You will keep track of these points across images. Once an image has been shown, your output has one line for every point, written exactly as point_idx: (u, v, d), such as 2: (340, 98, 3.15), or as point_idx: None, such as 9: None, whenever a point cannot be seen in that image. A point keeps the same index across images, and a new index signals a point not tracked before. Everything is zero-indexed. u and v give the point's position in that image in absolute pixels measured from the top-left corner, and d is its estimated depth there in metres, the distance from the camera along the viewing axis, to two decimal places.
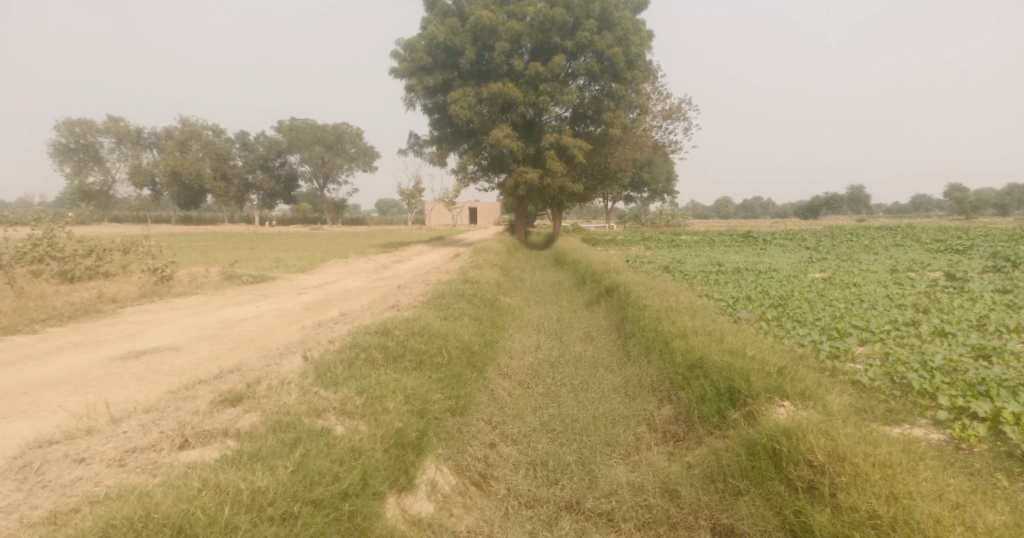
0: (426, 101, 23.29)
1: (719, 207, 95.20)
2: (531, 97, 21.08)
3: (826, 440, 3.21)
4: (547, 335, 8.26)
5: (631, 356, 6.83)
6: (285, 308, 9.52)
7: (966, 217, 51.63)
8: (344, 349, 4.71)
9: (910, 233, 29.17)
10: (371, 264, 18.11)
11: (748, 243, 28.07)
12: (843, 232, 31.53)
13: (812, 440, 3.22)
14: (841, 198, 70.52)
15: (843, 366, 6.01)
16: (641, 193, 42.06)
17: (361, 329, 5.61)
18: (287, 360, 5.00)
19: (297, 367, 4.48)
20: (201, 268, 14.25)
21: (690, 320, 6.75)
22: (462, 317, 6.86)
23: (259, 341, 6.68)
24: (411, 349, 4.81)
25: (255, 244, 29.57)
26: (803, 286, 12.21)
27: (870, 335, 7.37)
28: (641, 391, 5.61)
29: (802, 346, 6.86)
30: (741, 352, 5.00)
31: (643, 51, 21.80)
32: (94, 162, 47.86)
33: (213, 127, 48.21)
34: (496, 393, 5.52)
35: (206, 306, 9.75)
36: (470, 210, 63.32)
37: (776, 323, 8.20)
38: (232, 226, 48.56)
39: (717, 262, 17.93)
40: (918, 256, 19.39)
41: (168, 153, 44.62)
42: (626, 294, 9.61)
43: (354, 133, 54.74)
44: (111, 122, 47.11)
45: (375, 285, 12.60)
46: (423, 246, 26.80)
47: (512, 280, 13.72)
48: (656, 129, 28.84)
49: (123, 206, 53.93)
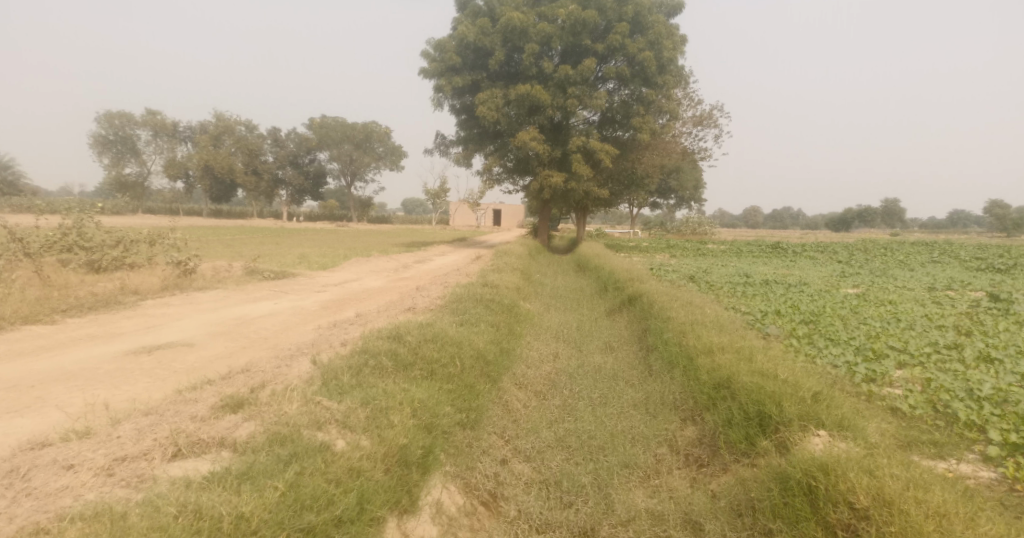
0: (453, 102, 23.22)
1: (747, 216, 93.57)
2: (559, 100, 20.84)
3: (869, 480, 2.92)
4: (566, 344, 8.01)
5: (653, 370, 6.55)
6: (303, 306, 9.46)
7: (1008, 234, 49.77)
8: (354, 355, 4.55)
9: (948, 250, 28.13)
10: (393, 264, 18.07)
11: (777, 254, 27.39)
12: (878, 246, 30.55)
13: (854, 480, 2.92)
14: (874, 211, 68.74)
15: (880, 390, 5.64)
16: (667, 200, 41.47)
17: (374, 333, 5.45)
18: (296, 363, 4.86)
19: (305, 372, 4.34)
20: (224, 261, 14.37)
21: (716, 336, 6.44)
22: (479, 323, 6.66)
23: (273, 341, 6.57)
24: (423, 356, 4.63)
25: (281, 239, 29.86)
26: (835, 301, 11.74)
27: (909, 357, 6.96)
28: (663, 409, 5.33)
29: (836, 367, 6.48)
30: (772, 373, 4.70)
31: (675, 56, 21.40)
32: (131, 154, 49.10)
33: (246, 122, 49.05)
34: (510, 405, 5.30)
35: (226, 301, 9.74)
36: (494, 211, 63.28)
37: (807, 341, 7.81)
38: (261, 220, 49.33)
39: (745, 273, 17.41)
40: (957, 274, 18.61)
41: (202, 147, 45.51)
42: (649, 304, 9.30)
43: (383, 132, 55.17)
44: (149, 116, 48.28)
45: (395, 285, 12.51)
46: (445, 246, 26.73)
47: (533, 284, 13.49)
48: (686, 135, 28.33)
49: (156, 198, 55.17)
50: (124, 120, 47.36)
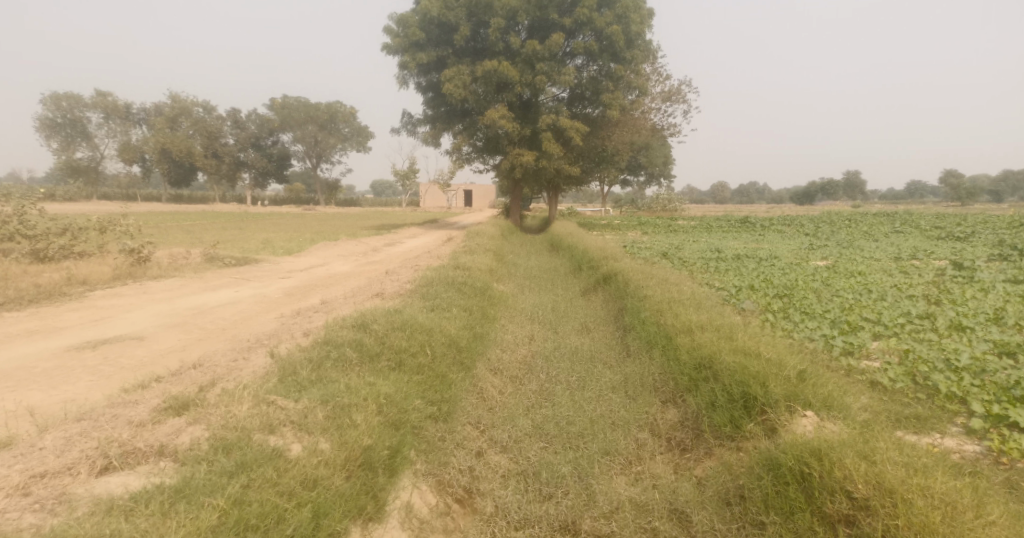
0: (419, 79, 22.56)
1: (715, 191, 94.69)
2: (528, 76, 20.40)
3: (866, 467, 2.78)
4: (541, 325, 7.81)
5: (631, 350, 6.39)
6: (265, 293, 9.02)
7: (963, 203, 51.40)
8: (316, 346, 4.23)
9: (910, 220, 28.79)
10: (362, 247, 17.57)
11: (745, 228, 27.65)
12: (842, 218, 31.08)
13: (850, 468, 2.78)
14: (837, 184, 70.34)
15: (858, 363, 5.59)
16: (638, 177, 41.53)
17: (339, 322, 5.13)
18: (254, 356, 4.52)
19: (262, 367, 4.01)
20: (182, 248, 13.69)
21: (694, 313, 6.30)
22: (450, 308, 6.39)
23: (231, 332, 6.16)
24: (391, 346, 4.34)
25: (245, 224, 28.86)
26: (807, 274, 11.78)
27: (883, 329, 6.95)
28: (643, 392, 5.18)
29: (813, 341, 6.42)
30: (755, 352, 4.56)
31: (643, 30, 21.10)
32: (82, 137, 46.77)
33: (204, 103, 47.18)
34: (486, 392, 5.08)
35: (182, 290, 9.21)
36: (465, 192, 62.59)
37: (783, 315, 7.75)
38: (224, 205, 47.78)
39: (716, 249, 17.45)
40: (920, 244, 19.00)
41: (158, 130, 43.64)
42: (625, 282, 9.14)
43: (348, 112, 53.73)
44: (100, 97, 46.00)
45: (363, 269, 12.10)
46: (415, 228, 26.17)
47: (505, 265, 13.21)
48: (655, 111, 28.19)
49: (111, 184, 52.88)
50: (73, 102, 45.08)
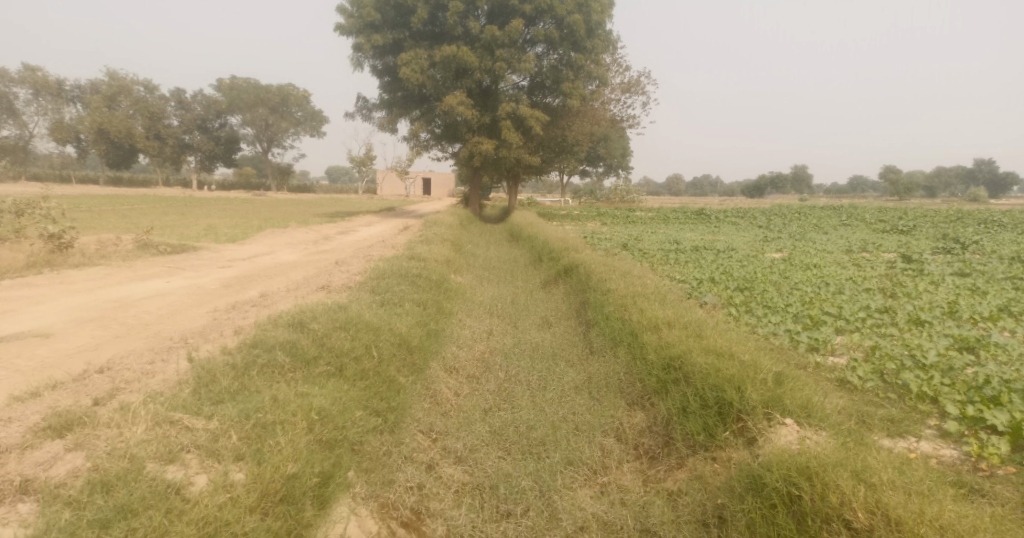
0: (375, 62, 21.71)
1: (671, 183, 96.23)
2: (487, 62, 19.82)
3: (868, 493, 2.58)
4: (500, 319, 7.43)
5: (595, 347, 6.08)
6: (200, 285, 8.30)
7: (902, 198, 53.76)
8: (244, 350, 3.70)
9: (855, 213, 29.70)
10: (312, 235, 16.76)
11: (701, 220, 27.94)
12: (793, 210, 31.84)
13: (855, 493, 2.58)
14: (786, 178, 72.54)
15: (824, 360, 5.43)
16: (596, 168, 41.54)
17: (274, 320, 4.59)
18: (172, 360, 3.97)
19: (178, 373, 3.48)
20: (111, 235, 12.61)
21: (660, 309, 6.02)
22: (402, 302, 5.92)
23: (154, 328, 5.49)
24: (333, 348, 3.84)
25: (188, 210, 27.33)
26: (765, 267, 11.77)
27: (845, 324, 6.86)
28: (608, 393, 4.86)
29: (778, 337, 6.25)
30: (726, 351, 4.30)
31: (604, 19, 20.82)
32: (8, 115, 43.33)
33: (145, 82, 44.58)
34: (440, 396, 4.67)
35: (106, 279, 8.37)
36: (423, 180, 61.40)
37: (746, 310, 7.60)
38: (167, 189, 45.36)
39: (675, 240, 17.44)
40: (868, 237, 19.51)
41: (94, 109, 40.90)
42: (587, 275, 8.85)
43: (301, 95, 51.67)
44: (28, 72, 42.71)
45: (312, 259, 11.42)
46: (371, 217, 25.37)
47: (463, 256, 12.72)
48: (614, 102, 28.07)
49: (42, 164, 49.44)
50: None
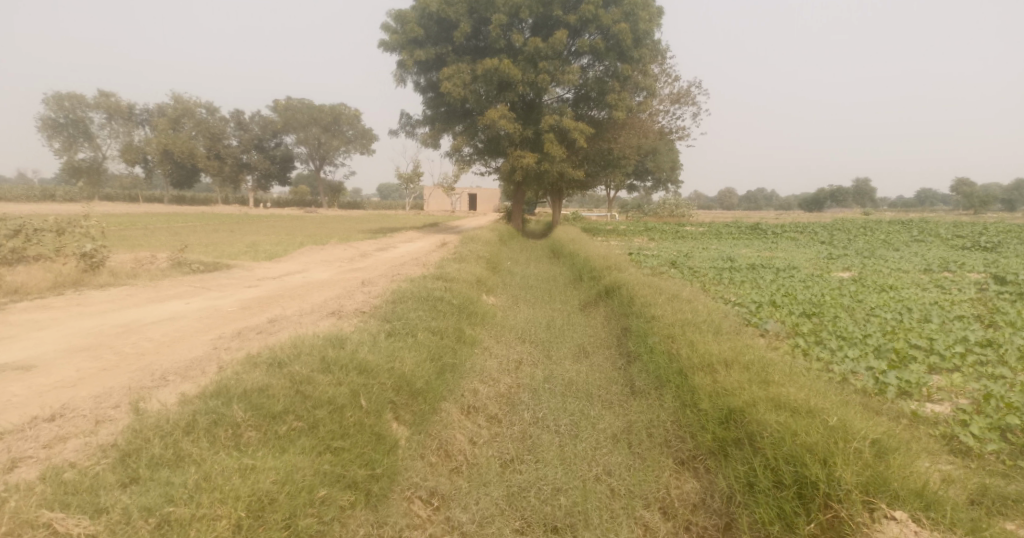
0: (418, 78, 21.50)
1: (722, 197, 93.08)
2: (530, 74, 19.22)
3: None
4: (533, 348, 6.65)
5: (638, 386, 5.19)
6: (218, 306, 7.91)
7: (976, 211, 49.88)
8: (204, 398, 3.09)
9: (927, 228, 27.38)
10: (350, 252, 16.51)
11: (755, 236, 26.37)
12: (856, 225, 29.77)
13: None
14: (846, 191, 69.11)
15: (921, 408, 4.41)
16: (644, 182, 40.32)
17: (254, 357, 4.01)
18: (123, 407, 3.43)
19: (112, 432, 2.96)
20: (149, 253, 12.52)
21: (715, 343, 5.09)
22: (416, 332, 5.23)
23: (145, 358, 5.03)
24: (311, 396, 3.17)
25: (238, 226, 27.82)
26: (832, 288, 10.56)
27: (941, 361, 5.75)
28: (652, 448, 4.01)
29: (857, 377, 5.23)
30: (802, 404, 3.39)
31: (652, 28, 19.90)
32: (84, 138, 45.76)
33: (207, 104, 46.38)
34: (453, 449, 3.97)
35: (127, 301, 8.09)
36: (469, 196, 61.56)
37: (815, 341, 6.59)
38: (224, 207, 46.84)
39: (728, 257, 16.32)
40: (945, 254, 17.75)
41: (160, 131, 42.81)
42: (630, 298, 7.98)
43: (352, 114, 52.25)
44: (102, 98, 45.10)
45: (342, 278, 11.01)
46: (413, 232, 25.13)
47: (500, 274, 12.04)
48: (663, 113, 27.02)
49: (112, 184, 51.99)
50: (75, 102, 44.24)
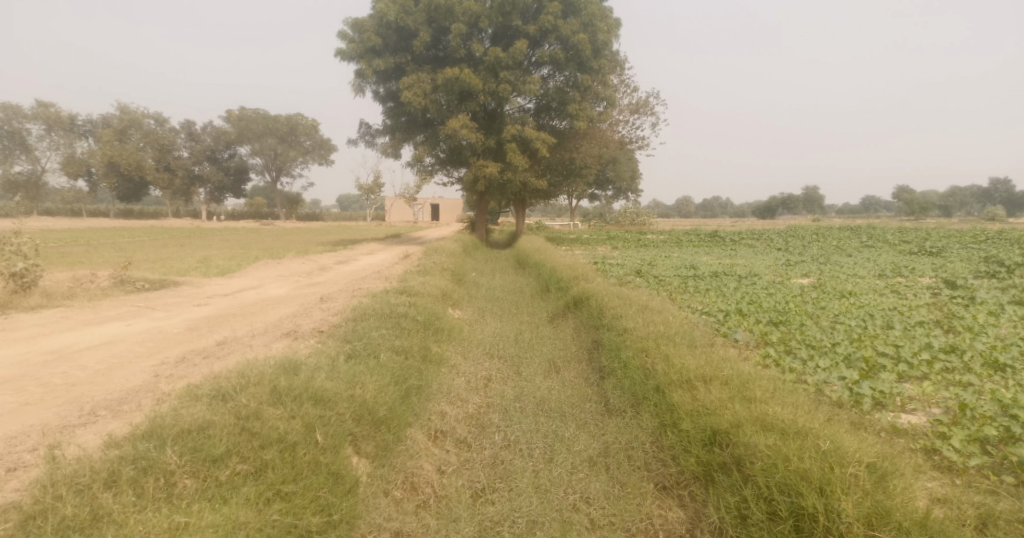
0: (378, 87, 21.07)
1: (681, 206, 95.10)
2: (491, 84, 19.07)
3: None
4: (502, 363, 6.40)
5: (613, 404, 4.99)
6: (163, 328, 7.38)
7: (917, 217, 52.29)
8: (133, 440, 2.72)
9: (875, 234, 28.42)
10: (308, 266, 15.95)
11: (716, 243, 26.82)
12: (809, 232, 30.65)
13: None
14: (797, 199, 71.56)
15: (898, 420, 4.36)
16: (606, 191, 40.67)
17: (194, 388, 3.62)
18: (37, 452, 3.02)
19: (16, 488, 2.57)
20: (89, 271, 11.74)
21: (691, 356, 4.93)
22: (378, 353, 4.91)
23: (76, 390, 4.56)
24: (258, 434, 2.83)
25: (189, 241, 26.64)
26: (794, 295, 10.68)
27: (910, 369, 5.77)
28: (633, 471, 3.82)
29: (831, 388, 5.17)
30: (790, 425, 3.24)
31: (611, 39, 20.04)
32: (21, 150, 43.31)
33: (155, 114, 44.58)
34: (420, 480, 3.66)
35: (61, 324, 7.47)
36: (431, 206, 61.05)
37: (785, 350, 6.56)
38: (175, 220, 45.03)
39: (691, 265, 16.45)
40: (895, 259, 18.37)
41: (105, 143, 40.89)
42: (599, 309, 7.82)
43: (310, 125, 51.09)
44: (41, 107, 42.83)
45: (300, 293, 10.53)
46: (374, 244, 24.59)
47: (464, 287, 11.73)
48: (623, 123, 27.29)
49: (53, 198, 49.37)
50: (11, 112, 41.84)
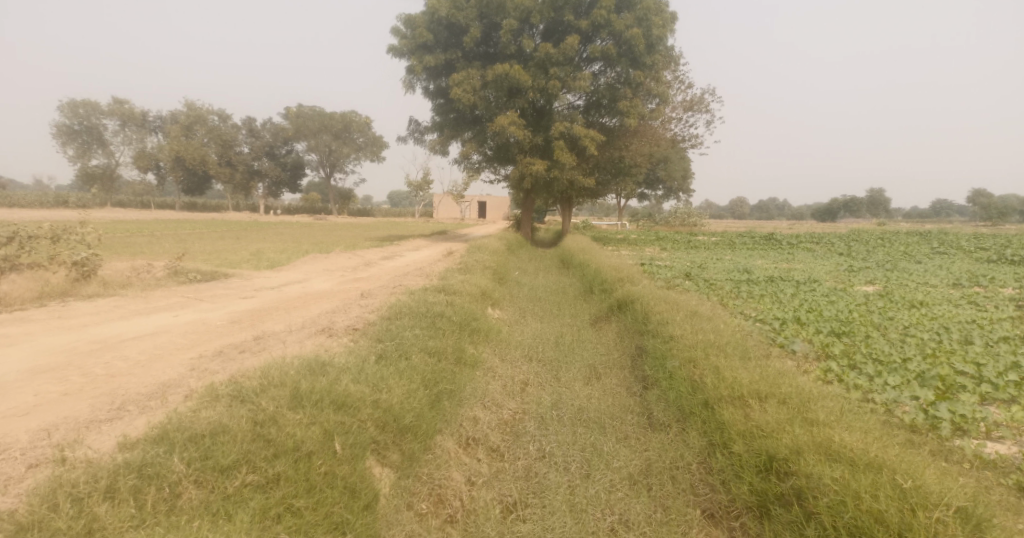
0: (427, 84, 21.11)
1: (733, 207, 92.26)
2: (541, 81, 18.77)
3: None
4: (541, 367, 6.13)
5: (657, 417, 4.65)
6: (206, 319, 7.47)
7: (994, 222, 48.82)
8: (144, 444, 2.63)
9: (947, 239, 26.65)
10: (354, 260, 16.10)
11: (771, 246, 25.71)
12: (873, 236, 29.02)
13: None
14: (860, 202, 68.15)
15: (983, 450, 3.86)
16: (655, 190, 39.73)
17: (217, 386, 3.53)
18: (52, 450, 2.96)
19: (21, 493, 2.51)
20: (146, 261, 12.14)
21: (743, 369, 4.54)
22: (411, 355, 4.74)
23: (113, 382, 4.58)
24: (273, 441, 2.69)
25: (245, 233, 27.47)
26: (858, 304, 9.98)
27: (995, 391, 5.17)
28: (677, 494, 3.50)
29: (902, 410, 4.67)
30: (859, 454, 2.88)
31: (665, 34, 19.40)
32: (98, 144, 45.90)
33: (219, 111, 46.39)
34: (447, 491, 3.46)
35: (113, 313, 7.67)
36: (479, 203, 61.35)
37: (848, 363, 6.05)
38: (234, 214, 46.77)
39: (744, 269, 15.73)
40: (971, 267, 17.06)
41: (173, 138, 42.82)
42: (644, 314, 7.45)
43: (363, 122, 52.11)
44: (117, 104, 45.28)
45: (343, 288, 10.57)
46: (420, 240, 24.76)
47: (506, 286, 11.51)
48: (675, 121, 26.50)
49: (125, 190, 52.20)
50: (90, 109, 44.39)
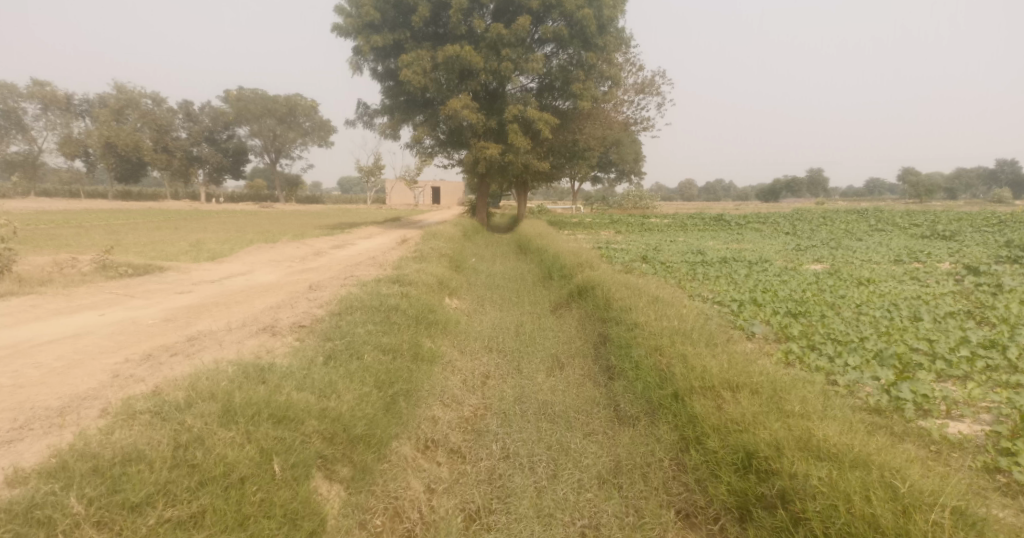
0: (375, 65, 20.30)
1: (683, 189, 94.21)
2: (493, 63, 18.32)
3: None
4: (502, 359, 5.88)
5: (624, 410, 4.48)
6: (136, 318, 6.86)
7: (923, 200, 51.61)
8: (38, 479, 2.23)
9: (883, 217, 27.86)
10: (303, 250, 15.37)
11: (721, 227, 26.23)
12: (816, 215, 30.02)
13: None
14: (801, 182, 70.75)
15: (949, 430, 3.85)
16: (608, 173, 39.96)
17: (134, 401, 3.08)
18: None
19: None
20: (69, 255, 11.18)
21: (711, 358, 4.40)
22: (362, 355, 4.38)
23: (19, 394, 4.03)
24: (198, 467, 2.35)
25: (184, 223, 26.01)
26: (810, 282, 10.15)
27: (950, 368, 5.23)
28: (651, 494, 3.32)
29: (866, 392, 4.65)
30: (844, 451, 2.86)
31: (616, 15, 19.24)
32: (17, 130, 42.52)
33: (152, 94, 43.66)
34: (405, 503, 3.15)
35: (29, 313, 6.94)
36: (432, 188, 60.39)
37: (808, 344, 6.05)
38: (173, 202, 44.36)
39: (698, 250, 15.88)
40: (909, 243, 17.80)
41: (102, 123, 40.05)
42: (605, 300, 7.29)
43: (309, 106, 50.13)
44: (37, 87, 41.97)
45: (291, 280, 10.01)
46: (373, 227, 24.01)
47: (463, 274, 11.16)
48: (627, 104, 26.53)
49: (51, 179, 48.74)
50: (6, 91, 40.94)
